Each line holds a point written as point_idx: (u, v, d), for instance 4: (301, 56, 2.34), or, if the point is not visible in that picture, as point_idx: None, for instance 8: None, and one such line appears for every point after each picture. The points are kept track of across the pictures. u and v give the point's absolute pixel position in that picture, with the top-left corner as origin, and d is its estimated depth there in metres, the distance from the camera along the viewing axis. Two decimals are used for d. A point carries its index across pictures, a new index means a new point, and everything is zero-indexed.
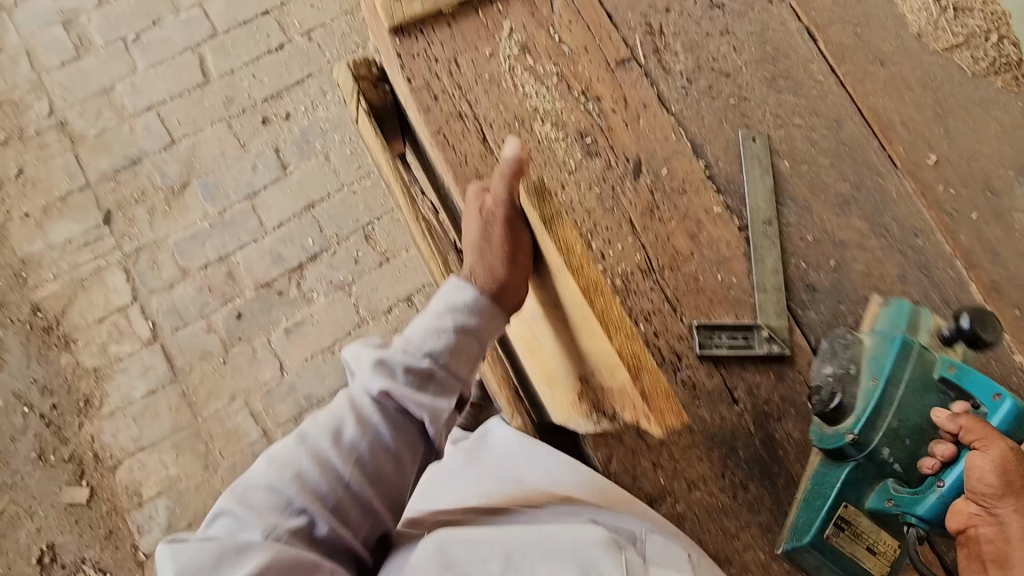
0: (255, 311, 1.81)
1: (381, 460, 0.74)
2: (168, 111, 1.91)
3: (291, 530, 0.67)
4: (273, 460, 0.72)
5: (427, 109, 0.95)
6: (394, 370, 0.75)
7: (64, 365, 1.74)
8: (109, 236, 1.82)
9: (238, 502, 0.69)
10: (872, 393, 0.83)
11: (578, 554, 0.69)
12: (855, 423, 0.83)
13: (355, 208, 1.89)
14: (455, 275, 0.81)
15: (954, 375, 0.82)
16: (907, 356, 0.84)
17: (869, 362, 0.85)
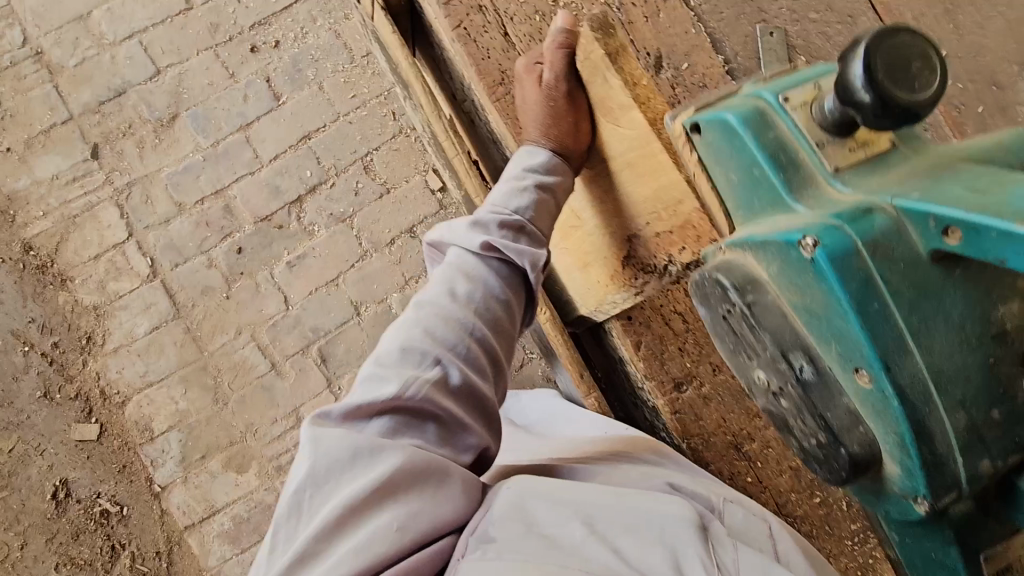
0: (256, 246, 1.79)
1: (495, 307, 0.73)
2: (151, 39, 1.86)
3: (430, 380, 0.64)
4: (397, 331, 0.70)
5: (447, 1, 0.93)
6: (491, 224, 0.76)
7: (62, 303, 1.72)
8: (99, 170, 1.79)
9: (372, 371, 0.65)
10: (877, 402, 0.54)
11: (669, 535, 0.65)
12: (912, 481, 0.55)
13: (352, 138, 1.86)
14: (525, 144, 0.80)
15: (962, 236, 0.48)
16: (858, 282, 0.51)
17: (831, 341, 0.55)
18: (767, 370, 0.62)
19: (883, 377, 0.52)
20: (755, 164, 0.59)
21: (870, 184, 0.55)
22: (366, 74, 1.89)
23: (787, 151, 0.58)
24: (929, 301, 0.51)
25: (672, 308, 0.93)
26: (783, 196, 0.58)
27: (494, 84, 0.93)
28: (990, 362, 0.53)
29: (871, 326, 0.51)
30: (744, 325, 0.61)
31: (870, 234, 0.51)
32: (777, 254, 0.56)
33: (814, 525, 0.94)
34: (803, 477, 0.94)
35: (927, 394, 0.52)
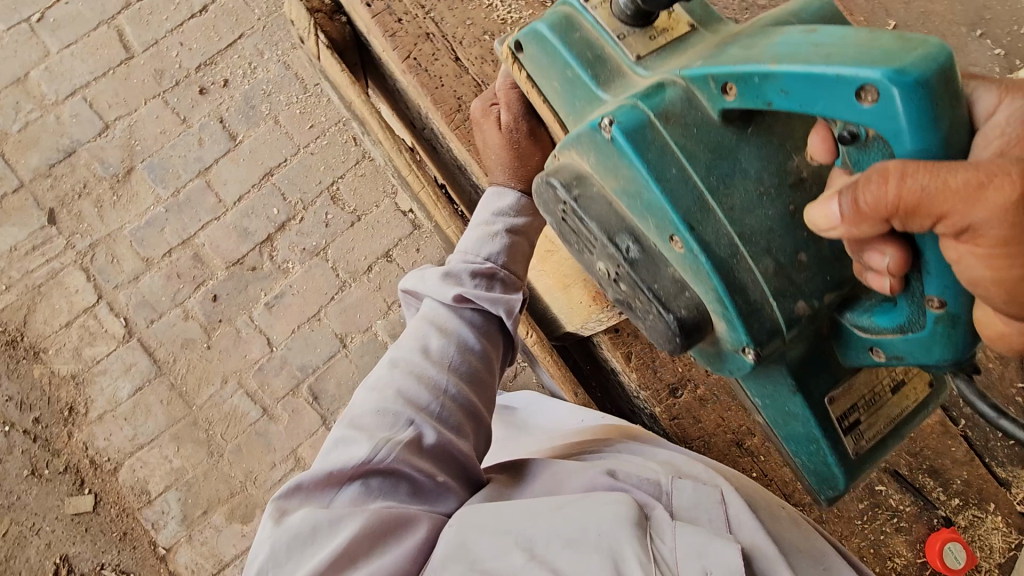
0: (231, 291, 1.75)
1: (472, 359, 0.72)
2: (95, 93, 1.81)
3: (403, 440, 0.63)
4: (370, 390, 0.69)
5: (393, 33, 0.92)
6: (464, 275, 0.74)
7: (38, 377, 1.67)
8: (59, 234, 1.74)
9: (346, 432, 0.64)
10: (693, 263, 0.56)
11: (605, 537, 0.60)
12: (736, 333, 0.56)
13: (316, 169, 1.82)
14: (491, 185, 0.78)
15: (737, 89, 0.53)
16: (653, 151, 0.55)
17: (648, 215, 0.58)
18: (603, 260, 0.63)
19: (690, 236, 0.55)
20: (568, 66, 0.63)
21: (666, 65, 0.60)
22: (321, 103, 1.85)
23: (592, 49, 0.63)
24: (727, 160, 0.56)
25: None
26: (594, 90, 0.62)
27: (451, 111, 0.91)
28: (791, 210, 0.57)
29: (671, 189, 0.55)
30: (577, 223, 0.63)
31: (662, 107, 0.57)
32: (589, 143, 0.60)
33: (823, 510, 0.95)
34: None
35: (734, 247, 0.55)
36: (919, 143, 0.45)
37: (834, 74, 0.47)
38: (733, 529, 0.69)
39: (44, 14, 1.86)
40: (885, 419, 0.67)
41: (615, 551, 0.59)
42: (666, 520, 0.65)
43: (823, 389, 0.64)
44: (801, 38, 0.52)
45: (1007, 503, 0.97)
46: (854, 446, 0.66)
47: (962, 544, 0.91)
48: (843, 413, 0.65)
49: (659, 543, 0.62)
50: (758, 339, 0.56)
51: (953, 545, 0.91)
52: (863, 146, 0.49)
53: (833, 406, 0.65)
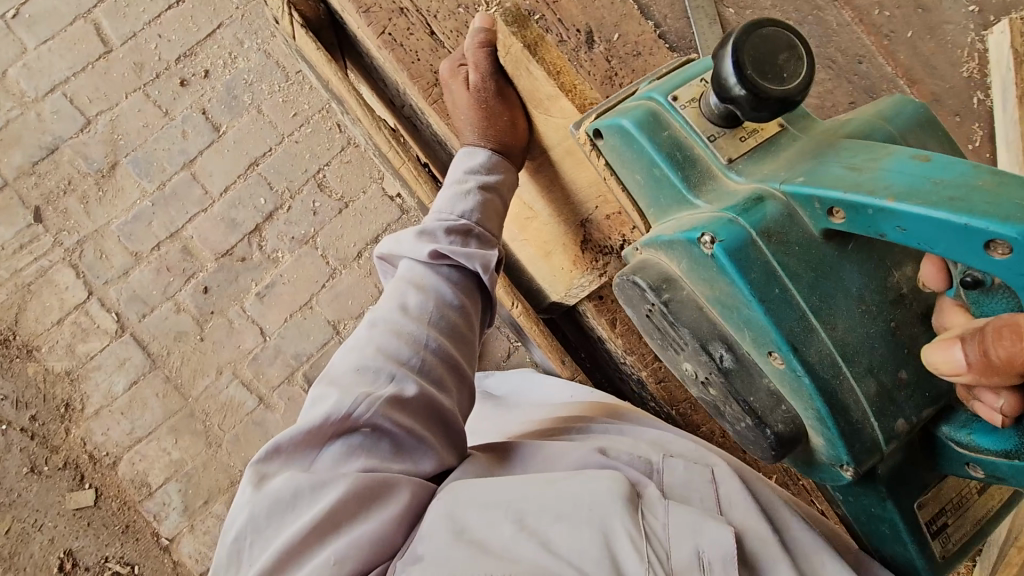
0: (222, 282, 1.75)
1: (451, 314, 0.74)
2: (74, 89, 1.80)
3: (382, 397, 0.65)
4: (349, 351, 0.70)
5: (366, 8, 0.91)
6: (438, 232, 0.76)
7: (32, 375, 1.68)
8: (47, 232, 1.74)
9: (326, 391, 0.66)
10: (794, 381, 0.61)
11: (595, 512, 0.63)
12: (835, 450, 0.63)
13: (302, 157, 1.82)
14: (464, 146, 0.81)
15: (845, 215, 0.56)
16: (757, 273, 0.59)
17: (744, 327, 0.62)
18: (693, 362, 0.68)
19: (791, 357, 0.59)
20: (656, 166, 0.66)
21: (759, 170, 0.63)
22: (303, 90, 1.84)
23: (682, 149, 0.66)
24: (827, 279, 0.60)
25: None
26: (684, 193, 0.65)
27: (428, 86, 0.91)
28: (892, 327, 0.61)
29: (775, 313, 0.59)
30: (665, 321, 0.68)
31: (763, 224, 0.59)
32: (685, 252, 0.64)
33: None
34: None
35: (835, 368, 0.60)
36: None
37: (958, 223, 0.50)
38: (722, 506, 0.74)
39: (19, 9, 1.84)
40: (968, 520, 0.76)
41: (605, 523, 0.62)
42: (658, 497, 0.68)
43: (913, 495, 0.72)
44: (912, 168, 0.55)
45: None
46: (942, 548, 0.74)
47: None
48: (930, 516, 0.73)
49: (649, 517, 0.65)
50: (858, 458, 0.62)
51: None
52: (986, 290, 0.53)
53: (922, 511, 0.73)
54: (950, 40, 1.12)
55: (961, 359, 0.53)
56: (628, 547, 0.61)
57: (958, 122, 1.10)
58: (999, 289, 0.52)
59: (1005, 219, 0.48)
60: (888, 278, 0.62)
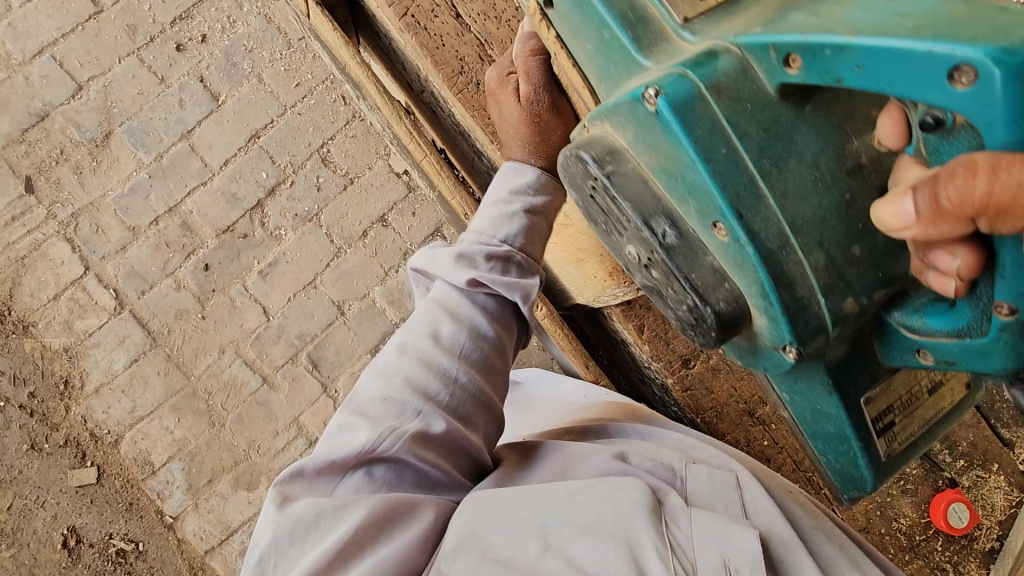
0: (223, 259, 1.71)
1: (485, 348, 0.70)
2: (64, 52, 1.71)
3: (409, 432, 0.62)
4: (377, 376, 0.67)
5: None
6: (479, 257, 0.71)
7: (29, 351, 1.64)
8: (39, 204, 1.67)
9: (351, 417, 0.63)
10: (738, 255, 0.51)
11: (620, 524, 0.61)
12: (778, 331, 0.52)
13: (305, 130, 1.75)
14: (508, 161, 0.74)
15: (801, 63, 0.46)
16: (702, 126, 0.49)
17: (688, 198, 0.52)
18: (634, 244, 0.58)
19: (737, 224, 0.49)
20: (605, 27, 0.55)
21: (718, 25, 0.52)
22: (307, 59, 1.76)
23: (634, 9, 0.55)
24: (780, 141, 0.49)
25: None
26: (635, 55, 0.54)
27: (453, 73, 0.85)
28: (846, 199, 0.50)
29: (719, 171, 0.49)
30: (608, 201, 0.57)
31: (713, 78, 0.49)
32: (629, 115, 0.53)
33: None
34: None
35: (784, 238, 0.49)
36: (1015, 137, 0.37)
37: (922, 51, 0.39)
38: (748, 512, 0.70)
39: None
40: (919, 421, 0.63)
41: (630, 535, 0.60)
42: (680, 505, 0.65)
43: (860, 389, 0.59)
44: (882, 5, 0.44)
45: (1010, 463, 0.99)
46: (885, 448, 0.62)
47: (966, 505, 0.93)
48: (877, 415, 0.61)
49: (674, 529, 0.62)
50: (803, 338, 0.52)
51: (957, 505, 0.94)
52: (948, 133, 0.42)
53: (867, 407, 0.60)
54: None
55: (911, 210, 0.41)
56: (654, 562, 0.58)
57: None
58: (960, 129, 0.41)
59: (973, 39, 0.37)
60: (847, 145, 0.50)
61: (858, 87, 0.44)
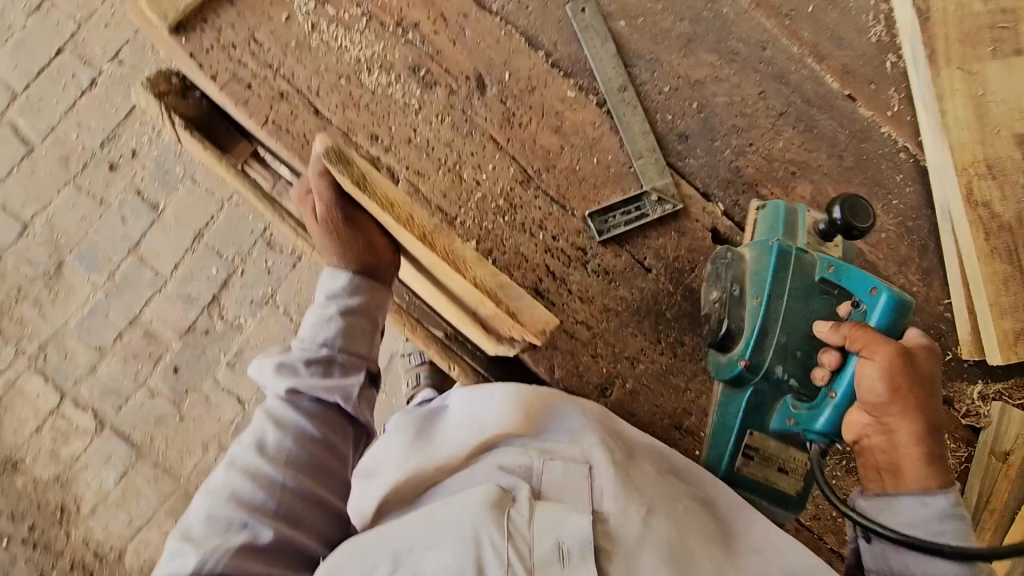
0: (190, 358, 1.75)
1: (311, 447, 0.82)
2: (5, 196, 1.78)
3: (236, 543, 0.71)
4: (208, 497, 0.78)
5: (245, 101, 0.90)
6: (299, 363, 0.83)
7: (23, 486, 1.69)
8: (6, 343, 1.73)
9: (180, 543, 0.73)
10: (757, 313, 0.84)
11: (462, 529, 0.65)
12: (745, 347, 0.84)
13: (246, 220, 1.81)
14: (326, 269, 0.89)
15: (837, 276, 0.81)
16: (791, 274, 0.83)
17: (750, 282, 0.86)
18: (713, 287, 0.90)
19: (767, 300, 0.83)
20: (779, 215, 0.88)
21: (812, 246, 0.85)
22: None
23: (791, 218, 0.88)
24: (799, 299, 0.82)
25: (574, 320, 0.93)
26: (778, 223, 0.88)
27: None
28: (808, 336, 0.82)
29: (783, 278, 0.83)
30: (715, 268, 0.90)
31: (803, 254, 0.83)
32: (757, 244, 0.87)
33: None
34: None
35: (779, 326, 0.83)
36: (886, 326, 0.77)
37: (880, 287, 0.77)
38: (598, 497, 0.69)
39: None
40: (772, 473, 0.85)
41: (473, 537, 0.64)
42: (528, 497, 0.69)
43: (754, 424, 0.85)
44: (862, 278, 0.80)
45: (952, 420, 0.98)
46: (743, 464, 0.86)
47: None
48: (753, 446, 0.85)
49: (515, 517, 0.66)
50: (752, 355, 0.83)
51: None
52: (831, 285, 0.82)
53: (752, 437, 0.85)
54: (854, 6, 1.05)
55: (828, 326, 0.79)
56: (491, 561, 0.63)
57: (874, 91, 1.03)
58: (857, 308, 0.80)
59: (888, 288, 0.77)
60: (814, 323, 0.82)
61: (835, 282, 0.82)
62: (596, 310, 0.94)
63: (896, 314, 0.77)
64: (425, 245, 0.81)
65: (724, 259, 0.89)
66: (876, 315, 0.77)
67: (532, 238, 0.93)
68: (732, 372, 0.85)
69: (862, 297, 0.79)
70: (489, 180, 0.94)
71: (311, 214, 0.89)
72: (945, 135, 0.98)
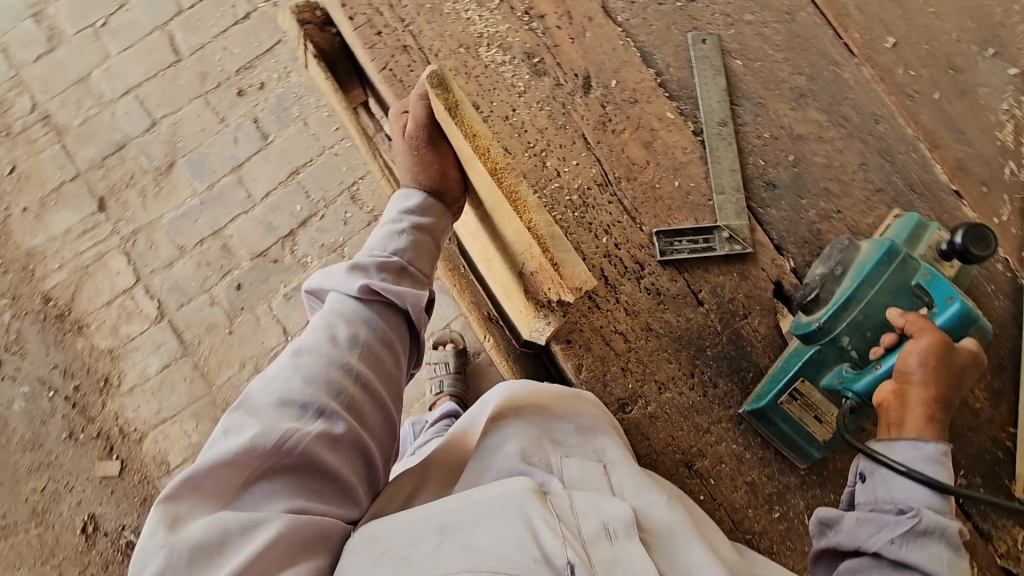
0: (254, 280, 1.87)
1: (379, 347, 0.79)
2: (145, 93, 1.98)
3: (314, 430, 0.67)
4: (269, 383, 0.71)
5: (371, 44, 0.98)
6: (371, 267, 0.83)
7: (80, 349, 1.84)
8: (106, 221, 1.91)
9: (242, 423, 0.66)
10: (850, 292, 0.84)
11: (511, 506, 0.66)
12: (827, 312, 0.85)
13: (339, 171, 1.92)
14: (399, 191, 0.93)
15: (932, 288, 0.82)
16: (898, 269, 0.83)
17: (857, 265, 0.86)
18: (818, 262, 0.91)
19: (864, 281, 0.84)
20: (911, 223, 0.90)
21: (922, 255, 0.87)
22: None
23: (923, 231, 0.89)
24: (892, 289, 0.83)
25: (612, 328, 0.93)
26: (904, 227, 0.89)
27: None
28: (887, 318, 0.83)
29: (888, 267, 0.84)
30: (831, 250, 0.91)
31: (912, 259, 0.84)
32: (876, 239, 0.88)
33: (775, 542, 0.89)
34: (760, 491, 0.90)
35: (867, 307, 0.84)
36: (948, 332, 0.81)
37: (957, 302, 0.80)
38: (616, 491, 0.77)
39: (108, 19, 2.04)
40: (810, 421, 0.87)
41: (523, 514, 0.66)
42: (562, 489, 0.72)
43: (808, 373, 0.87)
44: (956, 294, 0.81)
45: (985, 554, 0.89)
46: (785, 402, 0.87)
47: None
48: (799, 392, 0.87)
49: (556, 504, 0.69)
50: (829, 321, 0.85)
51: None
52: (923, 291, 0.83)
53: (802, 384, 0.87)
54: (983, 104, 1.02)
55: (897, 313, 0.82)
56: (548, 533, 0.64)
57: (984, 192, 0.98)
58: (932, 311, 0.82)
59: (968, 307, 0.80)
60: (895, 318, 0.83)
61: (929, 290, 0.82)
62: (638, 325, 0.93)
63: (962, 328, 0.81)
64: (494, 180, 0.78)
65: (841, 244, 0.90)
66: (945, 319, 0.81)
67: (594, 238, 0.94)
68: (806, 328, 0.86)
69: (940, 303, 0.81)
70: (568, 173, 0.96)
71: (399, 130, 0.91)
72: None
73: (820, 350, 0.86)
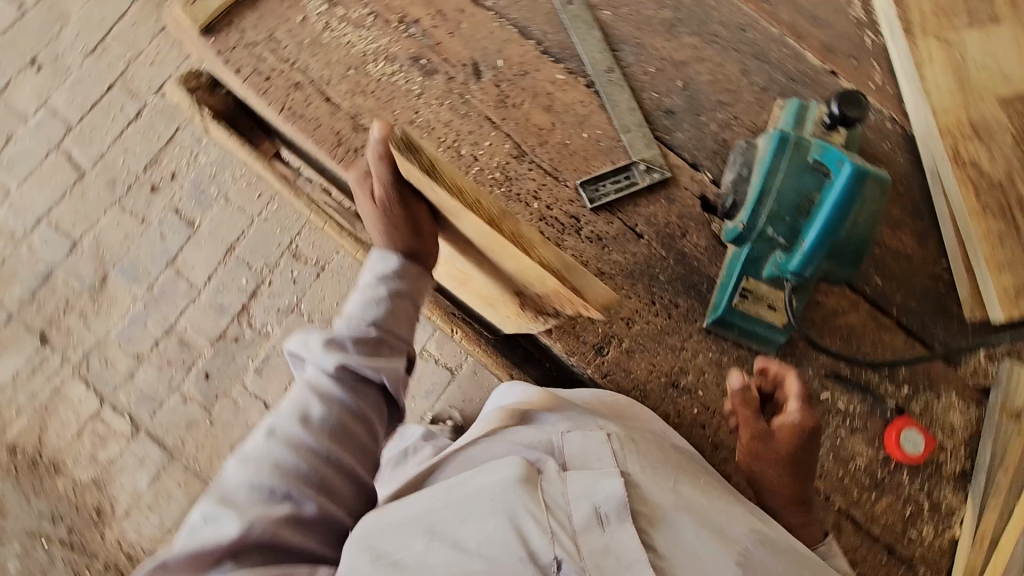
0: (220, 365, 1.84)
1: (355, 423, 0.80)
2: (58, 217, 1.94)
3: (278, 517, 0.72)
4: (243, 460, 0.76)
5: (264, 90, 1.01)
6: (346, 345, 0.81)
7: (63, 488, 1.77)
8: (54, 352, 1.85)
9: (214, 506, 0.72)
10: (758, 185, 0.90)
11: (498, 501, 0.69)
12: (744, 211, 0.91)
13: (273, 234, 1.91)
14: (373, 248, 0.88)
15: (823, 159, 0.88)
16: (792, 152, 0.89)
17: (756, 161, 0.93)
18: (728, 170, 0.98)
19: (766, 173, 0.90)
20: (793, 109, 0.97)
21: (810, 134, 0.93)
22: None
23: (806, 112, 0.96)
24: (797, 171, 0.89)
25: None
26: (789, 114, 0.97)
27: (333, 146, 0.99)
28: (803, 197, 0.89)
29: (781, 154, 0.90)
30: (734, 156, 0.98)
31: (801, 140, 0.90)
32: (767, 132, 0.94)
33: None
34: None
35: (779, 194, 0.89)
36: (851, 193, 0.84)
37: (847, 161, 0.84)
38: (619, 463, 0.75)
39: None
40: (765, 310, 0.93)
41: (512, 512, 0.68)
42: (557, 472, 0.73)
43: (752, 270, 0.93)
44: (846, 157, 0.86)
45: (957, 379, 0.96)
46: (740, 302, 0.93)
47: (918, 430, 0.92)
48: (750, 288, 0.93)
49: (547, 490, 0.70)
50: (749, 218, 0.91)
51: (909, 432, 0.92)
52: (818, 166, 0.89)
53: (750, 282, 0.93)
54: None
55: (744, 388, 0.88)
56: (532, 529, 0.67)
57: (855, 64, 1.07)
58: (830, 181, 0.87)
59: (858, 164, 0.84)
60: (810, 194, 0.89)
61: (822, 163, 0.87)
62: (591, 274, 0.97)
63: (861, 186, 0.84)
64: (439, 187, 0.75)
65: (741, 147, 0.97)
66: (840, 182, 0.84)
67: (526, 207, 0.99)
68: (735, 232, 0.92)
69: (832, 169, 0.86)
70: (485, 155, 1.01)
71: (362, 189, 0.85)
72: (928, 101, 1.01)
73: (753, 247, 0.92)
